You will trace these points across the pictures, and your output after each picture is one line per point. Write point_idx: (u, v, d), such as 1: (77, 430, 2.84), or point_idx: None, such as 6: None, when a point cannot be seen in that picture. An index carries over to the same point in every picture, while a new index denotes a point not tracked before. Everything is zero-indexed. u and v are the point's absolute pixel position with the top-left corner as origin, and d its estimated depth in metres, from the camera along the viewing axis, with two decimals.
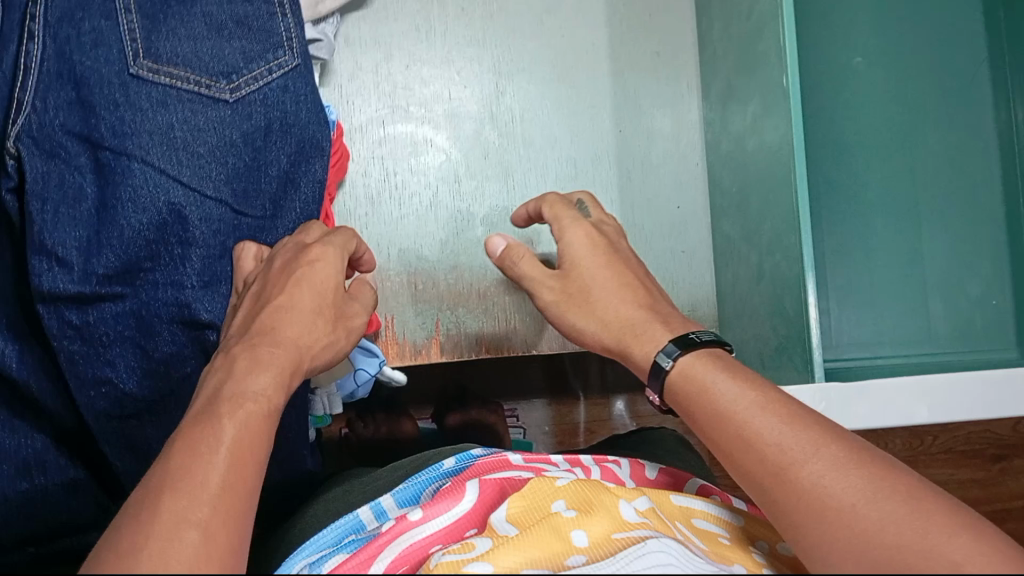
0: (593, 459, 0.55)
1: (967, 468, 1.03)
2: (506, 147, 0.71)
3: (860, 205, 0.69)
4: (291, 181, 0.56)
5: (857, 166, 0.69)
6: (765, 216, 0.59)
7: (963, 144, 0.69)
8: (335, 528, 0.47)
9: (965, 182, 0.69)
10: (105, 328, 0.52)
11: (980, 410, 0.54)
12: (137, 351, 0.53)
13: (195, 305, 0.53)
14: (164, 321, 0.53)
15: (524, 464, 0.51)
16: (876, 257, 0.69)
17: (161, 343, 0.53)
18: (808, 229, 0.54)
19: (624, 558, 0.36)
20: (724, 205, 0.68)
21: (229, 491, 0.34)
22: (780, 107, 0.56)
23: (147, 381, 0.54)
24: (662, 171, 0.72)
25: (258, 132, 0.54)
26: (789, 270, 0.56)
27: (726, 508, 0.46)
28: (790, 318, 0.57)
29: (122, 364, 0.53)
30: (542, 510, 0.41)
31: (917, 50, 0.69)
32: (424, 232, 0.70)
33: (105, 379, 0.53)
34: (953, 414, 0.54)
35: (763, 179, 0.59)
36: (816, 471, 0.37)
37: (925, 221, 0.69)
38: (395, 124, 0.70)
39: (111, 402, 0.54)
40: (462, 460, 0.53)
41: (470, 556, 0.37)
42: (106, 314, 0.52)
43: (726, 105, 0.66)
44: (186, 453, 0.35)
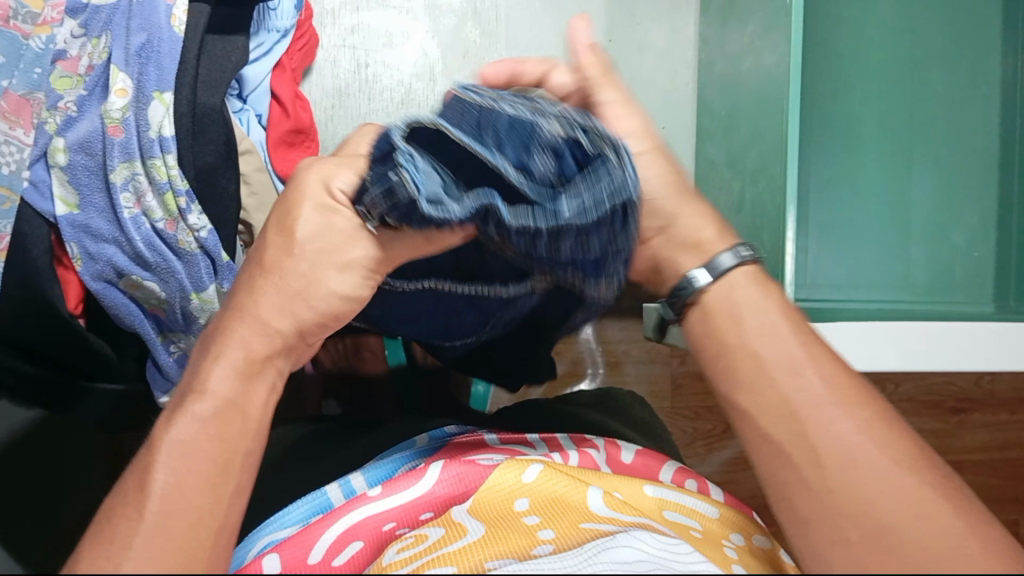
0: (574, 443, 0.57)
1: (931, 418, 1.24)
2: (486, 47, 1.00)
3: (849, 132, 1.02)
4: (172, 55, 0.69)
5: (851, 93, 1.01)
6: (758, 122, 0.88)
7: (960, 87, 1.01)
8: (304, 505, 0.51)
9: (912, 117, 1.02)
10: (97, 259, 0.71)
11: (926, 345, 0.80)
12: (111, 268, 0.72)
13: (142, 248, 0.71)
14: (106, 261, 0.71)
15: (499, 446, 0.55)
16: (860, 194, 1.02)
17: (124, 265, 0.72)
18: (793, 134, 0.82)
19: (592, 549, 0.40)
20: (712, 126, 1.01)
21: (168, 528, 0.42)
22: (778, 30, 0.83)
23: (120, 286, 0.73)
24: (653, 83, 1.04)
25: (137, 37, 0.69)
26: (770, 189, 0.86)
27: (697, 500, 0.51)
28: (766, 230, 0.88)
29: (101, 266, 0.71)
30: (508, 507, 0.46)
31: (929, 10, 1.00)
32: (375, 104, 0.99)
33: (102, 276, 0.72)
34: (904, 351, 0.80)
35: (755, 92, 0.89)
36: (858, 438, 0.47)
37: (915, 159, 1.02)
38: (367, 13, 0.97)
39: (109, 277, 0.72)
40: (434, 440, 0.57)
41: (422, 546, 0.41)
42: (104, 251, 0.71)
43: (724, 23, 0.96)
44: (123, 514, 0.43)
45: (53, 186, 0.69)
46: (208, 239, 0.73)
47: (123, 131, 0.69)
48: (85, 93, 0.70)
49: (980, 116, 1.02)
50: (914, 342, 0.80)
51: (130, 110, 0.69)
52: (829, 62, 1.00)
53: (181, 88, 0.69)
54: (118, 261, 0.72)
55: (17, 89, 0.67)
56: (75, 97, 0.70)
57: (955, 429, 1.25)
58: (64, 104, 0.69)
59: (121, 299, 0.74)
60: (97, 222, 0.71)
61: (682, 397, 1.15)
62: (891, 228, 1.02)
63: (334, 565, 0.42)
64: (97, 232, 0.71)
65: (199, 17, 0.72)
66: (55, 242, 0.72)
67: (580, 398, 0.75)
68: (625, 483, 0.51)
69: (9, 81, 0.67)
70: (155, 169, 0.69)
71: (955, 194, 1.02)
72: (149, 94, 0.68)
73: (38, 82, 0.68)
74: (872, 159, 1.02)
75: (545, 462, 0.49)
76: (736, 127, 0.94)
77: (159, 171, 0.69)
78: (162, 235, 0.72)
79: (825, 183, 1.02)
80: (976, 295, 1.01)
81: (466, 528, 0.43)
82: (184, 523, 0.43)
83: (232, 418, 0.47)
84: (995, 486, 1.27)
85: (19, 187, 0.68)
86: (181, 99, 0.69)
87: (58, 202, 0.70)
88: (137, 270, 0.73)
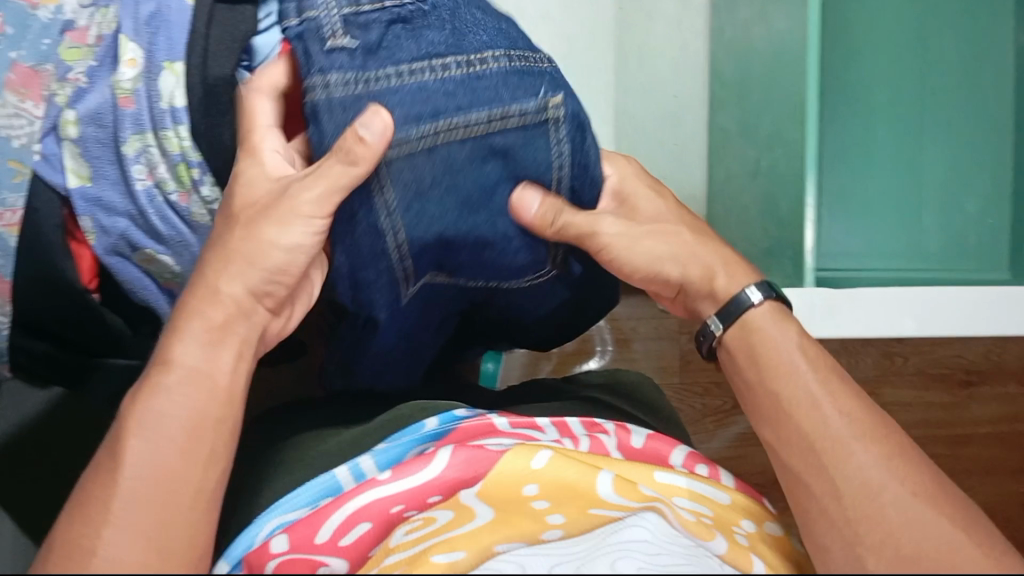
0: (584, 429, 0.57)
1: (939, 392, 1.24)
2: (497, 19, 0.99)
3: (863, 101, 1.00)
4: (181, 25, 0.69)
5: (865, 62, 1.00)
6: (771, 94, 0.88)
7: (975, 54, 1.00)
8: (314, 488, 0.51)
9: (926, 86, 1.01)
10: (110, 231, 0.71)
11: (937, 316, 0.80)
12: (125, 242, 0.72)
13: (154, 221, 0.71)
14: (120, 234, 0.71)
15: (510, 432, 0.55)
16: (873, 162, 1.01)
17: (141, 237, 0.72)
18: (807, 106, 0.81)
19: (601, 534, 0.40)
20: (725, 94, 1.00)
21: (142, 491, 0.47)
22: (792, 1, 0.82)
23: (137, 259, 0.74)
24: (665, 51, 1.03)
25: (147, 7, 0.69)
26: (784, 160, 0.86)
27: (705, 485, 0.51)
28: (782, 208, 0.87)
29: (115, 237, 0.72)
30: (515, 494, 0.46)
31: None
32: None
33: (116, 250, 0.73)
34: (917, 323, 0.79)
35: (769, 63, 0.88)
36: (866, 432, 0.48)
37: (929, 128, 1.01)
38: None
39: (124, 248, 0.72)
40: (444, 423, 0.57)
41: (429, 531, 0.41)
42: (116, 225, 0.71)
43: None
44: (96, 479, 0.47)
45: (65, 160, 0.69)
46: (220, 212, 0.73)
47: (135, 102, 0.68)
48: (96, 65, 0.69)
49: (995, 84, 1.00)
50: (926, 309, 0.80)
51: (141, 81, 0.68)
52: (840, 31, 0.99)
53: (191, 58, 0.68)
54: (131, 233, 0.72)
55: (25, 61, 0.66)
56: (83, 69, 0.68)
57: (965, 401, 1.25)
58: (74, 76, 0.68)
59: (136, 274, 0.75)
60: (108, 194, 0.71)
61: (691, 372, 1.15)
62: (903, 199, 1.01)
63: (340, 545, 0.44)
64: (110, 206, 0.70)
65: None
66: (67, 216, 0.72)
67: (588, 379, 0.75)
68: (634, 469, 0.51)
69: (17, 53, 0.66)
70: (167, 139, 0.68)
71: (967, 165, 1.01)
72: (160, 63, 0.68)
73: (47, 54, 0.67)
74: (883, 131, 1.01)
75: (554, 449, 0.48)
76: (749, 96, 0.93)
77: (171, 143, 0.68)
78: (177, 208, 0.72)
79: (837, 155, 1.01)
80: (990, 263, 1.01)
81: (474, 512, 0.43)
82: (168, 484, 0.47)
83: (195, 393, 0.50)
84: (1001, 458, 1.28)
85: (30, 160, 0.67)
86: (192, 69, 0.68)
87: (70, 174, 0.69)
88: (151, 244, 0.73)
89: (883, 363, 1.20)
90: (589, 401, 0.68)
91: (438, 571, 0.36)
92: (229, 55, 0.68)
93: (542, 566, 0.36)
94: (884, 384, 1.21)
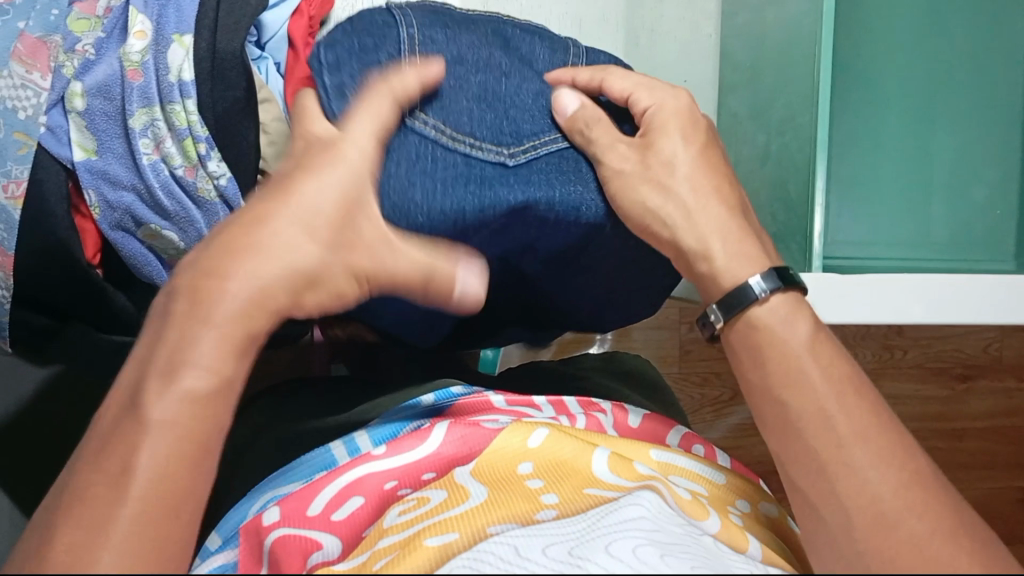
0: (581, 407, 0.57)
1: (936, 385, 1.23)
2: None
3: (874, 87, 1.00)
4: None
5: (876, 48, 0.99)
6: (784, 79, 0.87)
7: (987, 42, 0.99)
8: (307, 462, 0.51)
9: (939, 73, 1.00)
10: (115, 204, 0.70)
11: (940, 307, 0.79)
12: (129, 216, 0.71)
13: (159, 195, 0.71)
14: (123, 207, 0.71)
15: (505, 409, 0.55)
16: (882, 148, 1.01)
17: (145, 212, 0.71)
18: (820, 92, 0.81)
19: (597, 514, 0.40)
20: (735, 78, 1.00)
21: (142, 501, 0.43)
22: None
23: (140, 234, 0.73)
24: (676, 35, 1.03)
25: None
26: (795, 146, 0.85)
27: (701, 467, 0.51)
28: (791, 195, 0.87)
29: (119, 211, 0.71)
30: (509, 470, 0.45)
31: None
32: None
33: (120, 224, 0.72)
34: (918, 315, 0.79)
35: (782, 48, 0.87)
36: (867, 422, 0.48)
37: (939, 116, 1.01)
38: None
39: (127, 222, 0.72)
40: (440, 399, 0.56)
41: (424, 510, 0.41)
42: (120, 198, 0.70)
43: None
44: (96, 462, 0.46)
45: (70, 133, 0.68)
46: (227, 188, 0.72)
47: (143, 74, 0.67)
48: (103, 36, 0.68)
49: (1004, 72, 1.00)
50: (930, 302, 0.79)
51: (149, 53, 0.68)
52: (854, 14, 0.98)
53: (201, 30, 0.68)
54: (135, 207, 0.71)
55: (33, 31, 0.66)
56: (92, 39, 0.68)
57: (962, 395, 1.25)
58: (81, 49, 0.68)
59: (138, 248, 0.74)
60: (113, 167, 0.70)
61: (691, 361, 1.16)
62: (911, 187, 1.01)
63: (333, 520, 0.44)
64: (116, 179, 0.70)
65: None
66: (73, 189, 0.71)
67: (585, 362, 0.75)
68: (631, 448, 0.51)
69: (25, 23, 0.67)
70: (175, 114, 0.68)
71: (974, 151, 1.01)
72: (169, 36, 0.68)
73: (55, 24, 0.67)
74: (895, 117, 1.00)
75: (551, 427, 0.49)
76: (760, 81, 0.93)
77: (178, 116, 0.69)
78: (183, 183, 0.71)
79: (849, 139, 1.00)
80: (996, 253, 1.00)
81: (470, 490, 0.42)
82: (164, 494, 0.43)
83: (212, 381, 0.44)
84: (995, 454, 1.28)
85: (35, 132, 0.67)
86: (201, 41, 0.68)
87: (75, 147, 0.69)
88: (155, 219, 0.72)
89: (881, 355, 1.20)
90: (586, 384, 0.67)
91: (432, 552, 0.36)
92: (236, 30, 0.69)
93: (536, 547, 0.36)
94: (883, 376, 1.21)
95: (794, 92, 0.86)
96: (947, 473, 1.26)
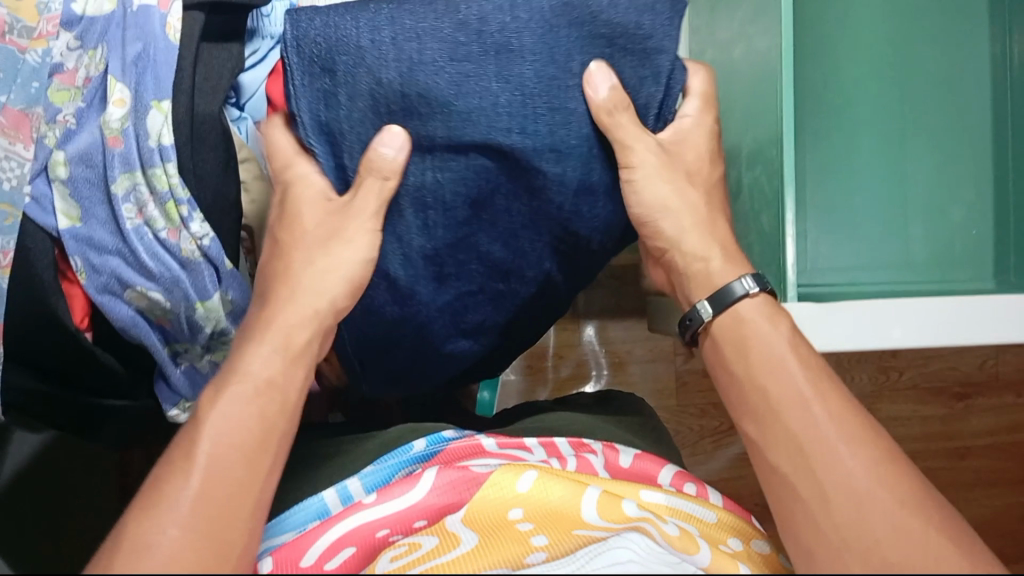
0: (573, 448, 0.57)
1: (936, 405, 1.24)
2: None
3: (845, 114, 1.01)
4: (169, 63, 0.68)
5: (843, 75, 1.01)
6: (752, 112, 0.89)
7: (953, 67, 1.01)
8: (301, 512, 0.51)
9: (907, 98, 1.02)
10: (103, 270, 0.70)
11: (921, 334, 0.80)
12: (117, 280, 0.71)
13: (143, 256, 0.70)
14: (110, 273, 0.71)
15: (497, 452, 0.55)
16: (857, 172, 1.02)
17: (134, 276, 0.71)
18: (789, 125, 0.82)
19: (586, 556, 0.40)
20: (707, 112, 1.02)
21: (207, 497, 0.46)
22: (768, 19, 0.83)
23: (130, 300, 0.73)
24: None
25: (133, 47, 0.67)
26: (767, 177, 0.86)
27: (692, 504, 0.51)
28: (766, 228, 0.88)
29: (105, 274, 0.71)
30: (500, 516, 0.45)
31: None
32: None
33: (108, 290, 0.72)
34: (901, 342, 0.80)
35: (748, 81, 0.89)
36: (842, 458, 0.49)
37: (911, 142, 1.02)
38: None
39: (114, 285, 0.71)
40: (432, 444, 0.56)
41: (414, 557, 0.40)
42: (106, 263, 0.70)
43: (714, 14, 0.97)
44: (165, 477, 0.47)
45: (54, 201, 0.69)
46: (212, 248, 0.71)
47: (124, 141, 0.67)
48: (83, 105, 0.69)
49: (971, 95, 1.02)
50: (913, 331, 0.80)
51: (130, 120, 0.67)
52: (817, 48, 1.01)
53: (179, 96, 0.68)
54: (122, 271, 0.71)
55: (14, 104, 0.66)
56: (74, 110, 0.69)
57: (963, 415, 1.25)
58: (63, 117, 0.68)
59: (129, 314, 0.73)
60: (101, 234, 0.70)
61: (687, 394, 1.15)
62: (887, 211, 1.02)
63: (326, 568, 0.42)
64: (100, 245, 0.70)
65: (192, 24, 0.69)
66: (59, 256, 0.72)
67: (580, 401, 0.75)
68: (621, 487, 0.51)
69: (6, 96, 0.66)
70: (156, 177, 0.68)
71: (948, 174, 1.02)
72: (148, 103, 0.67)
73: (37, 96, 0.67)
74: (866, 139, 1.02)
75: (538, 470, 0.49)
76: (730, 114, 0.94)
77: (159, 179, 0.68)
78: (167, 245, 0.71)
79: (820, 165, 1.02)
80: (977, 274, 1.02)
81: (460, 537, 0.42)
82: (229, 479, 0.48)
83: (268, 395, 0.52)
84: (1001, 468, 1.27)
85: (21, 203, 0.67)
86: (179, 108, 0.68)
87: (62, 216, 0.69)
88: (141, 280, 0.71)
89: (878, 378, 1.20)
90: (580, 420, 0.67)
91: None
92: (216, 92, 0.69)
93: None
94: (881, 399, 1.21)
95: (760, 125, 0.87)
96: (952, 493, 1.26)
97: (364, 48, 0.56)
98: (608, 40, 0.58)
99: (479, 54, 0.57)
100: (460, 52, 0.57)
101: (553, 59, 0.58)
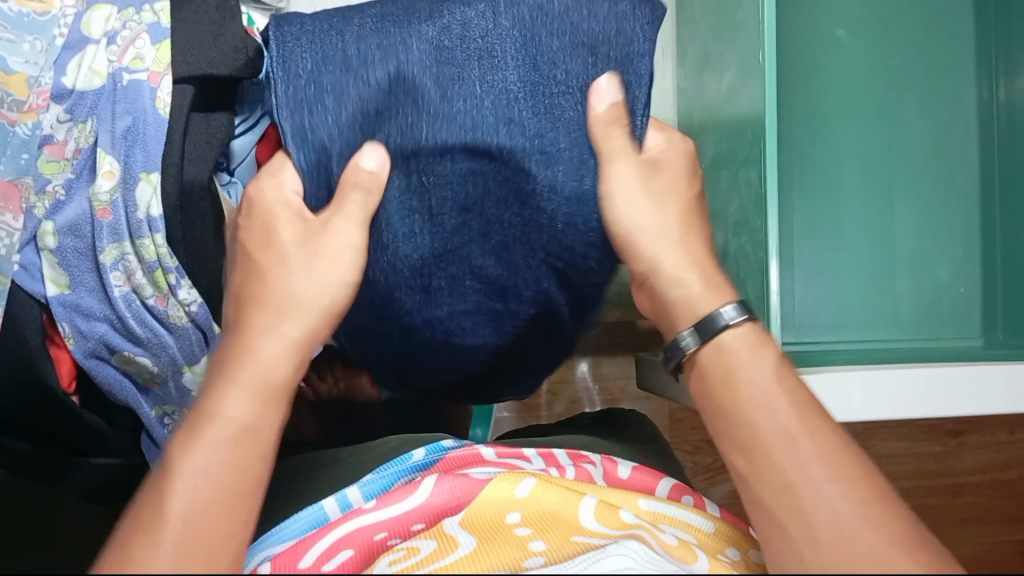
0: (570, 459, 0.57)
1: (929, 442, 1.23)
2: None
3: (833, 169, 1.03)
4: (159, 136, 0.62)
5: (832, 128, 1.02)
6: (738, 167, 0.90)
7: (936, 120, 1.04)
8: (298, 519, 0.49)
9: (892, 149, 1.03)
10: (88, 335, 0.68)
11: (909, 376, 0.81)
12: (104, 346, 0.69)
13: (129, 324, 0.67)
14: (95, 339, 0.68)
15: (496, 461, 0.54)
16: (846, 225, 1.03)
17: (121, 343, 0.69)
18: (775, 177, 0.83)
19: (585, 561, 0.39)
20: None
21: (182, 561, 0.41)
22: (753, 77, 0.85)
23: (117, 365, 0.71)
24: None
25: (123, 120, 0.62)
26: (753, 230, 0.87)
27: (689, 516, 0.50)
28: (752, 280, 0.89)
29: (90, 339, 0.68)
30: (500, 520, 0.44)
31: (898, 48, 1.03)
32: None
33: (94, 355, 0.69)
34: (891, 383, 0.80)
35: (733, 137, 0.91)
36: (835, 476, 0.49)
37: (898, 192, 1.04)
38: None
39: (101, 350, 0.69)
40: (431, 453, 0.56)
41: (413, 560, 0.39)
42: (93, 329, 0.68)
43: (700, 73, 0.99)
44: (136, 535, 0.42)
45: (43, 269, 0.65)
46: (199, 314, 0.67)
47: (112, 213, 0.63)
48: (73, 176, 0.64)
49: (954, 146, 1.05)
50: (903, 374, 0.81)
51: (119, 192, 0.63)
52: (806, 105, 1.02)
53: (169, 167, 0.62)
54: (110, 336, 0.68)
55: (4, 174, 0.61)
56: (63, 182, 0.64)
57: (956, 453, 1.24)
58: (52, 186, 0.64)
59: (116, 377, 0.72)
60: (88, 300, 0.67)
61: (681, 431, 1.17)
62: (875, 261, 1.03)
63: (323, 570, 0.41)
64: (88, 311, 0.67)
65: (183, 95, 0.62)
66: (46, 320, 0.69)
67: (579, 422, 0.75)
68: (619, 496, 0.50)
69: None
70: (145, 247, 0.63)
71: (934, 222, 1.04)
72: (137, 174, 0.62)
73: (26, 167, 0.62)
74: (852, 198, 1.03)
75: (537, 477, 0.48)
76: (716, 170, 0.96)
77: (148, 249, 0.64)
78: (155, 311, 0.68)
79: (810, 224, 1.02)
80: (965, 329, 1.03)
81: (459, 540, 0.41)
82: (203, 536, 0.42)
83: (246, 437, 0.46)
84: (996, 508, 1.26)
85: (9, 271, 0.63)
86: (168, 178, 0.62)
87: (49, 283, 0.66)
88: (128, 346, 0.69)
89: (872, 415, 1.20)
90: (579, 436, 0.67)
91: None
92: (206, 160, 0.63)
93: None
94: (874, 436, 1.21)
95: (745, 179, 0.88)
96: (946, 533, 1.24)
97: (351, 55, 0.54)
98: (587, 49, 0.56)
99: (465, 62, 0.55)
100: (443, 57, 0.54)
101: (538, 65, 0.55)
